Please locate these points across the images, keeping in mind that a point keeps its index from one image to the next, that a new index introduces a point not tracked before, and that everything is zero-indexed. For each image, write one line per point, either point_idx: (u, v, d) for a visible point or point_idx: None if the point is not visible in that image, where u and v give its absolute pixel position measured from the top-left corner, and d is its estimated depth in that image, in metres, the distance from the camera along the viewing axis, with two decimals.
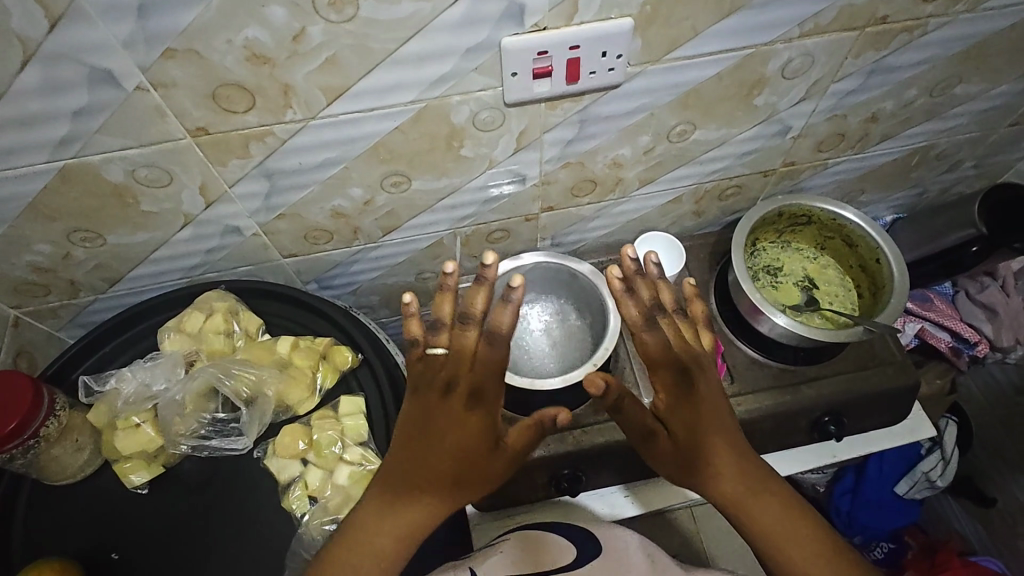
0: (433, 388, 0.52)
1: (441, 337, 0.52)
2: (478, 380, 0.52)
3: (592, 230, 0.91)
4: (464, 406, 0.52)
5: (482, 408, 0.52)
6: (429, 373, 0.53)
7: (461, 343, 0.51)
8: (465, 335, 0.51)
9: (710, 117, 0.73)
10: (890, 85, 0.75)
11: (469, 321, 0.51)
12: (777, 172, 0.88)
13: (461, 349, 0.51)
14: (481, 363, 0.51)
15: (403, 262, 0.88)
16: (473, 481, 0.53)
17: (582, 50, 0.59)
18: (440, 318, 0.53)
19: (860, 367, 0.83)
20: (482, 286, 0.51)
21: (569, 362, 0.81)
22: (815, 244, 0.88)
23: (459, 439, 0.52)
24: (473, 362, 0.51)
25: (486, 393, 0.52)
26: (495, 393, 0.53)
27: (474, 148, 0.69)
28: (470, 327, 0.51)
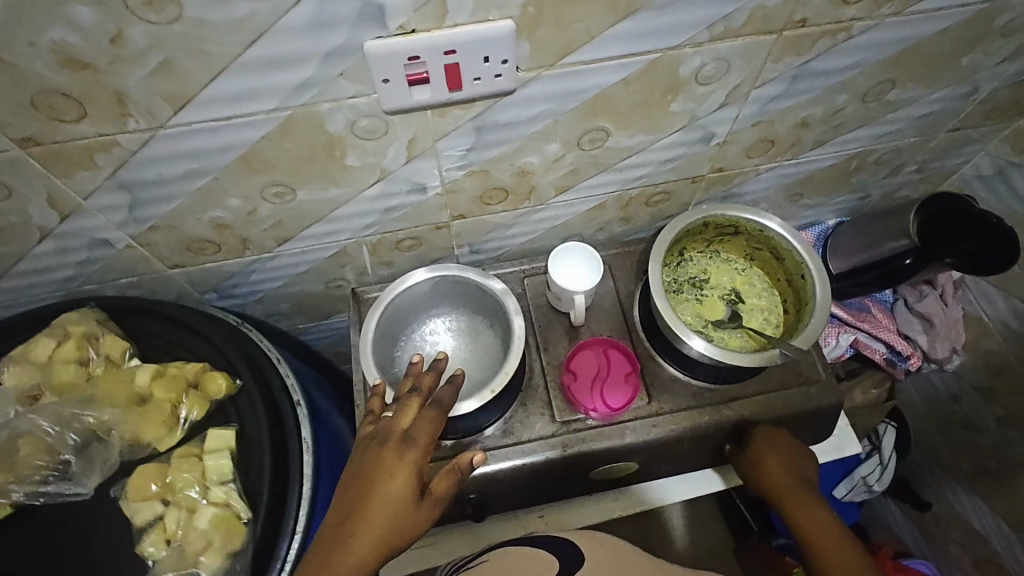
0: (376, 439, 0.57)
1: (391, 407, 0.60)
2: (413, 427, 0.58)
3: (513, 237, 0.86)
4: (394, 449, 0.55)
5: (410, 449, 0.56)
6: (374, 433, 0.57)
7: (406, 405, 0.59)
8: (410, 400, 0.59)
9: (623, 123, 0.68)
10: (818, 90, 0.70)
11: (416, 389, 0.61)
12: (707, 178, 0.83)
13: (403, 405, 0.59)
14: (422, 421, 0.59)
15: (308, 272, 0.83)
16: (395, 528, 0.54)
17: (460, 55, 0.53)
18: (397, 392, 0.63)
19: (782, 387, 0.80)
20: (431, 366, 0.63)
21: (487, 367, 0.76)
22: (744, 255, 0.84)
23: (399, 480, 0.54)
24: (415, 417, 0.59)
25: (416, 444, 0.56)
26: (424, 443, 0.57)
27: (360, 157, 0.63)
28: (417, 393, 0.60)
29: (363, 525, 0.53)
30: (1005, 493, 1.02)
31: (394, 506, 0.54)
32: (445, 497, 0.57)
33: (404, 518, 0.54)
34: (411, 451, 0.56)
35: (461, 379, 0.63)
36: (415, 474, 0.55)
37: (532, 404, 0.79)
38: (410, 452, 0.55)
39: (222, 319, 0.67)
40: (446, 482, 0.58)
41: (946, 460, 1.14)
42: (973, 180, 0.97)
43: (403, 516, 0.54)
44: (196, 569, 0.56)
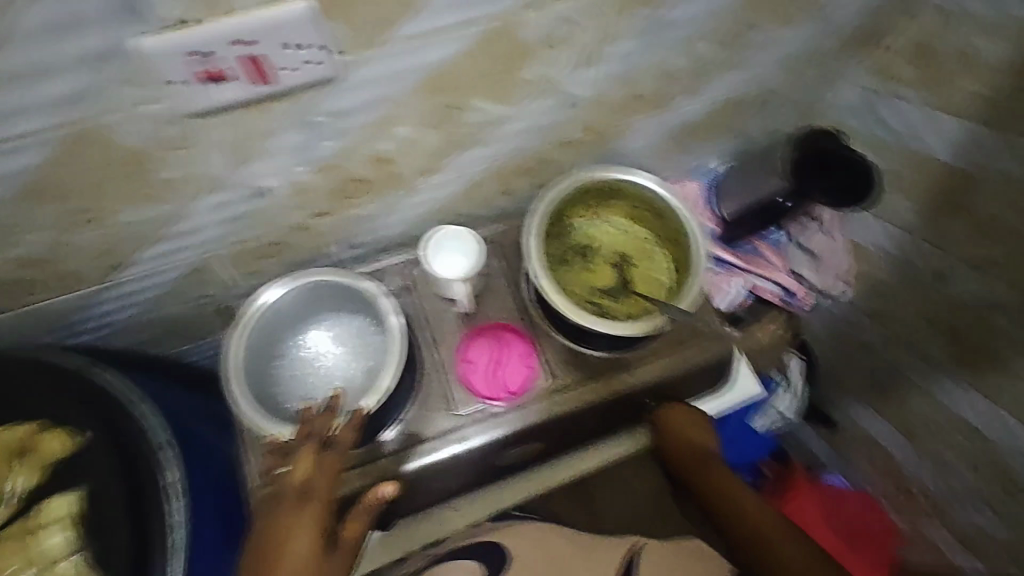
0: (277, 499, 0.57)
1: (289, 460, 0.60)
2: (309, 480, 0.58)
3: (390, 226, 0.80)
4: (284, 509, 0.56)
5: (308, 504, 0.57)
6: (272, 492, 0.59)
7: (301, 457, 0.59)
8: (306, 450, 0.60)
9: (476, 98, 0.62)
10: (675, 41, 0.67)
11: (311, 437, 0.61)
12: (583, 141, 0.79)
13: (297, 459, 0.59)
14: (320, 470, 0.59)
15: (168, 294, 0.75)
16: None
17: (256, 45, 0.46)
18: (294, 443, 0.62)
19: (677, 345, 0.80)
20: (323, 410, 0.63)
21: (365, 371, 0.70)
22: (629, 216, 0.82)
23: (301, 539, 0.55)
24: (312, 468, 0.59)
25: (314, 496, 0.58)
26: (323, 491, 0.59)
27: (178, 168, 0.55)
28: (312, 441, 0.61)
29: None
30: (894, 406, 1.10)
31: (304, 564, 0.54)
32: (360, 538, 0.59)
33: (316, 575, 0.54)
34: (308, 505, 0.57)
35: (359, 417, 0.63)
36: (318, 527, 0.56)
37: (428, 400, 0.76)
38: (305, 510, 0.57)
39: (63, 366, 0.61)
40: (356, 526, 0.58)
41: (845, 379, 1.21)
42: (845, 111, 0.98)
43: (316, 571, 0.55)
44: None
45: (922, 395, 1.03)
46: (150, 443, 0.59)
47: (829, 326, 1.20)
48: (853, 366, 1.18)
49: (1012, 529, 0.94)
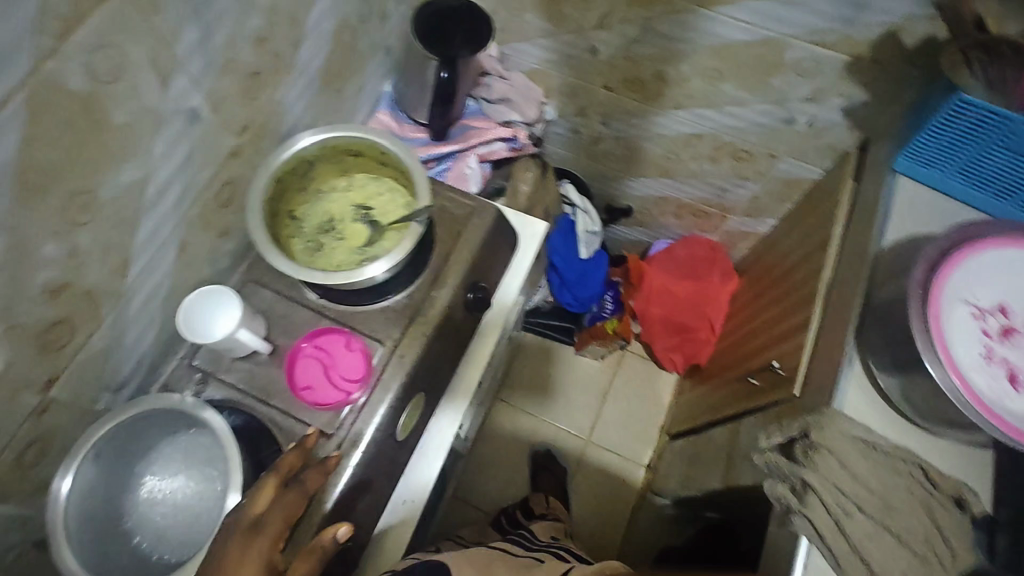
0: (244, 522, 0.59)
1: (271, 479, 0.63)
2: (269, 512, 0.61)
3: (139, 342, 0.73)
4: (241, 538, 0.58)
5: (259, 535, 0.59)
6: (224, 524, 0.60)
7: (264, 488, 0.62)
8: (270, 480, 0.63)
9: (87, 170, 0.57)
10: (232, 6, 0.66)
11: (284, 471, 0.65)
12: (245, 143, 0.78)
13: (274, 487, 0.63)
14: (280, 505, 0.62)
15: None
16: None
17: None
18: (283, 464, 0.65)
19: (455, 237, 0.86)
20: (298, 449, 0.67)
21: (208, 478, 0.66)
22: (337, 172, 0.84)
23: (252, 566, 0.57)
24: (272, 501, 0.62)
25: (265, 532, 0.59)
26: (277, 526, 0.60)
27: None
28: (276, 473, 0.64)
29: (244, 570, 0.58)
30: (646, 161, 1.29)
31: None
32: None
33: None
34: (259, 540, 0.59)
35: (333, 465, 0.68)
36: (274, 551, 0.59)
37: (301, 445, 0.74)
38: (254, 543, 0.58)
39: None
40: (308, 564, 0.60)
41: (608, 172, 1.39)
42: None
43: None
44: None
45: (652, 140, 1.21)
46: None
47: (567, 144, 1.35)
48: (603, 157, 1.34)
49: (761, 177, 1.17)
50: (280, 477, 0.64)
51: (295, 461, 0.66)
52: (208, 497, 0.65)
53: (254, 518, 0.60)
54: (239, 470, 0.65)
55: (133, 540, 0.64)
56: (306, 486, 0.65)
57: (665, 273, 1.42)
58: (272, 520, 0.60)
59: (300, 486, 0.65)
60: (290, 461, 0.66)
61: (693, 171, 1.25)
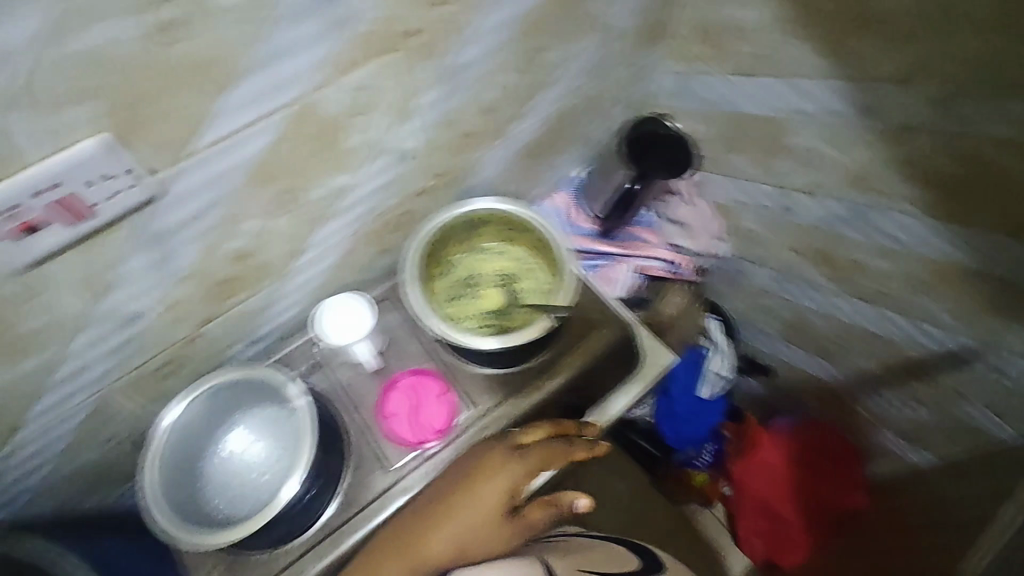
0: (508, 442, 0.76)
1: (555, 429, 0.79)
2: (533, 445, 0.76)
3: (284, 311, 0.84)
4: (506, 453, 0.75)
5: (514, 458, 0.75)
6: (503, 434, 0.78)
7: (541, 426, 0.78)
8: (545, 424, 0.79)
9: (309, 174, 0.68)
10: (476, 82, 0.76)
11: (558, 434, 0.78)
12: (436, 185, 0.87)
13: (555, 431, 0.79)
14: (540, 450, 0.76)
15: (73, 445, 0.75)
16: (471, 533, 0.70)
17: (65, 187, 0.48)
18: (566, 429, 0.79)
19: (580, 338, 0.85)
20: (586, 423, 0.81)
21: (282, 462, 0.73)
22: (501, 238, 0.89)
23: (491, 485, 0.73)
24: (538, 439, 0.77)
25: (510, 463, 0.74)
26: (539, 462, 0.75)
27: (38, 318, 0.58)
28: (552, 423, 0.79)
29: (490, 470, 0.74)
30: (809, 334, 1.17)
31: (488, 503, 0.72)
32: (538, 521, 0.72)
33: (482, 526, 0.71)
34: (513, 462, 0.74)
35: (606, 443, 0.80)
36: (512, 482, 0.73)
37: (362, 464, 0.78)
38: (500, 461, 0.75)
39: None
40: (539, 512, 0.72)
41: (763, 327, 1.29)
42: (667, 96, 1.09)
43: (491, 520, 0.71)
44: None
45: (825, 317, 1.10)
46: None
47: (732, 282, 1.28)
48: (764, 312, 1.25)
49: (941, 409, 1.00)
50: (557, 429, 0.79)
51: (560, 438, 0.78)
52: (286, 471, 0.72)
53: (521, 445, 0.76)
54: (307, 456, 0.70)
55: (202, 480, 0.73)
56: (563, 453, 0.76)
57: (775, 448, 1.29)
58: (526, 457, 0.75)
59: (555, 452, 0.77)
60: (511, 387, 0.83)
61: (860, 367, 1.11)
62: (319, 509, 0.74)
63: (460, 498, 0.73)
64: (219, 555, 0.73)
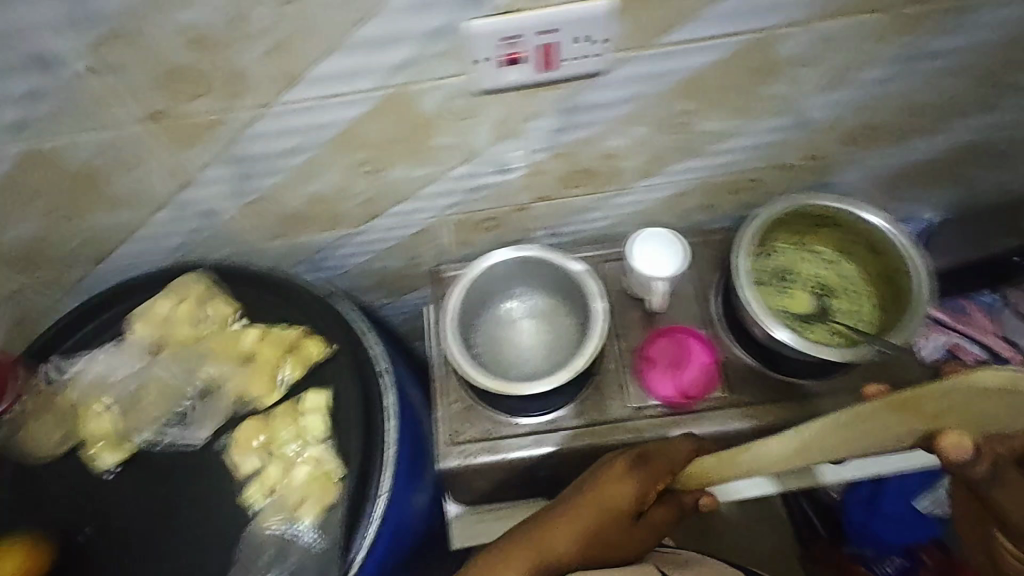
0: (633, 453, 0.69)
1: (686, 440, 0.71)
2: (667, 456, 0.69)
3: (592, 221, 0.86)
4: (633, 458, 0.68)
5: (644, 466, 0.67)
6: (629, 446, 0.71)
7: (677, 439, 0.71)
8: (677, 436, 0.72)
9: (718, 105, 0.66)
10: (926, 76, 0.67)
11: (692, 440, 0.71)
12: (798, 166, 0.80)
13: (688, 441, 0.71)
14: (671, 454, 0.69)
15: (390, 250, 0.86)
16: (605, 544, 0.65)
17: (559, 35, 0.52)
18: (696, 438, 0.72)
19: (873, 387, 0.77)
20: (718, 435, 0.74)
21: (552, 352, 0.80)
22: (837, 250, 0.81)
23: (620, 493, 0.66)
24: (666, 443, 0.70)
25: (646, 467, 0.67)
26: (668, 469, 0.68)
27: (451, 136, 0.65)
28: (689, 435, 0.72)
29: (619, 479, 0.67)
30: None
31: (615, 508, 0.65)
32: (664, 521, 0.67)
33: (615, 533, 0.65)
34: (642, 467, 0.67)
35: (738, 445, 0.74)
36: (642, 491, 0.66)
37: (606, 389, 0.79)
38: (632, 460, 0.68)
39: (314, 288, 0.69)
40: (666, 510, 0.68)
41: None
42: None
43: (623, 527, 0.65)
44: (294, 519, 0.60)
45: None
46: (380, 398, 0.64)
47: None
48: None
49: None
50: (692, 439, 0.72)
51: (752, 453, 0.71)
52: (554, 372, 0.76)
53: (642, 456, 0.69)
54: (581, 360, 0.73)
55: (479, 329, 0.80)
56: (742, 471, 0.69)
57: None
58: (653, 471, 0.67)
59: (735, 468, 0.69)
60: (777, 395, 0.78)
61: None
62: (559, 404, 0.78)
63: (574, 514, 0.65)
64: (461, 397, 0.80)
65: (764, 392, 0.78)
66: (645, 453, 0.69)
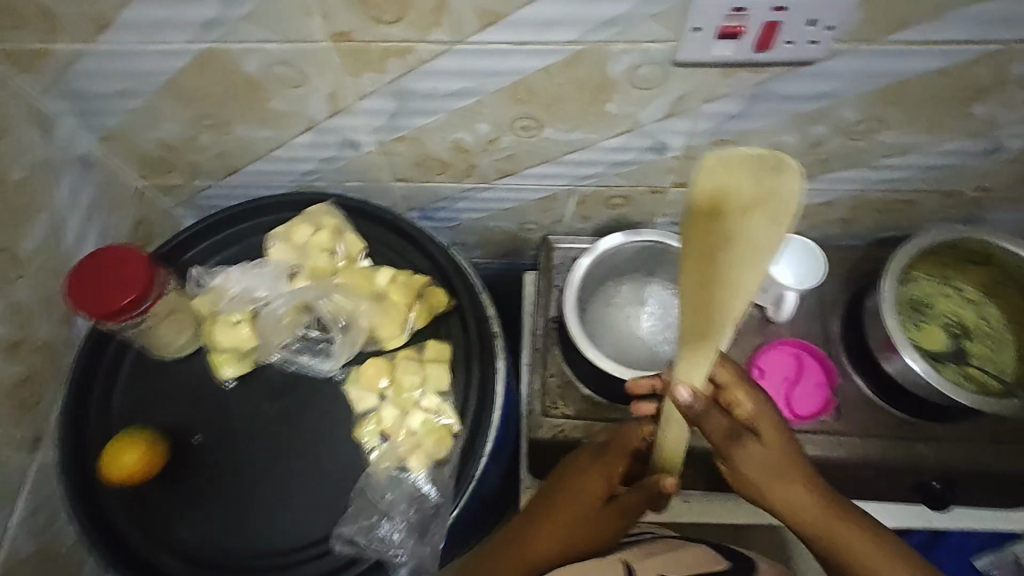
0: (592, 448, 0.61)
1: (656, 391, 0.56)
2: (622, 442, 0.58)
3: None
4: (591, 454, 0.61)
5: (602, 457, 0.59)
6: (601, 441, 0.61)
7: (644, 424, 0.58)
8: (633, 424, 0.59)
9: (911, 117, 0.62)
10: None
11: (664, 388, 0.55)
12: (962, 196, 0.75)
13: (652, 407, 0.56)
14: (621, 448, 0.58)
15: (508, 210, 0.84)
16: (561, 519, 0.58)
17: (788, 15, 0.49)
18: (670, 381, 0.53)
19: (995, 441, 0.73)
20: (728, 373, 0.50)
21: (662, 343, 0.76)
22: (981, 289, 0.76)
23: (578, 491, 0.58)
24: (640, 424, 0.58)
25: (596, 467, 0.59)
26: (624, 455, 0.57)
27: (622, 105, 0.62)
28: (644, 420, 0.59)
29: (570, 473, 0.60)
30: None
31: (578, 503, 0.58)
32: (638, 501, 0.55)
33: (585, 519, 0.57)
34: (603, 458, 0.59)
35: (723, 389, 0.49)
36: (602, 479, 0.58)
37: None
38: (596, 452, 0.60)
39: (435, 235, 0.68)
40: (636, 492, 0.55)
41: None
42: None
43: (584, 505, 0.57)
44: (406, 468, 0.59)
45: None
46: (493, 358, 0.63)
47: None
48: None
49: None
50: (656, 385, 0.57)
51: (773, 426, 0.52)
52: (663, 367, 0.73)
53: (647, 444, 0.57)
54: None
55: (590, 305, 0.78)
56: (743, 445, 0.51)
57: None
58: (608, 465, 0.58)
59: (741, 436, 0.50)
60: (892, 431, 0.74)
61: None
62: None
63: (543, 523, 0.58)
64: (560, 372, 0.78)
65: (878, 424, 0.74)
66: (603, 446, 0.60)
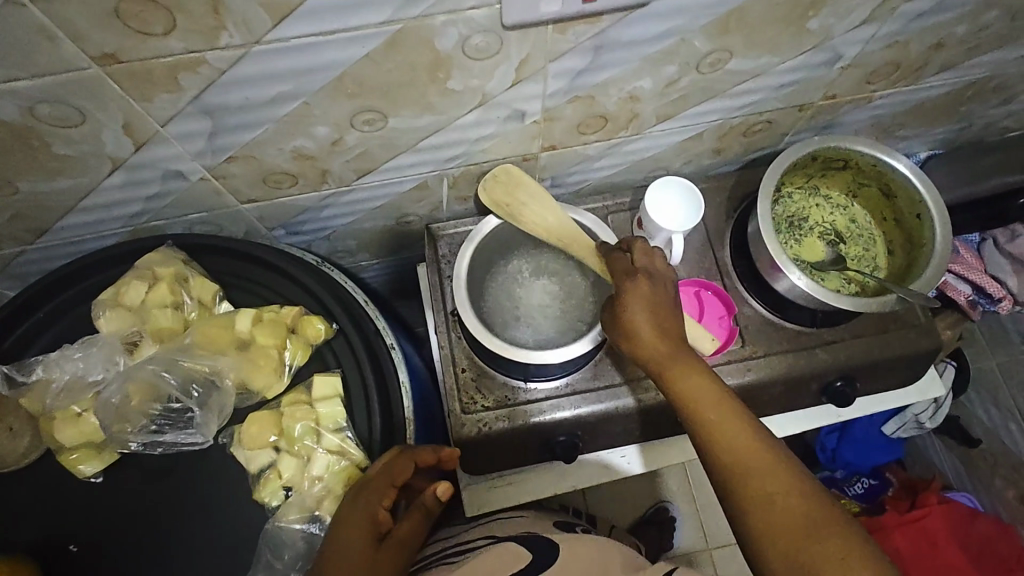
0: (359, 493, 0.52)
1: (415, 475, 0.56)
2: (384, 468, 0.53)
3: (599, 170, 0.80)
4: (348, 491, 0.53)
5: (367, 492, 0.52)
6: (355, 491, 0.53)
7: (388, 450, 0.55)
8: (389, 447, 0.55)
9: (753, 42, 0.61)
10: (961, 9, 0.65)
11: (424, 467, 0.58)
12: (815, 106, 0.76)
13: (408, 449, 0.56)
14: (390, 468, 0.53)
15: (380, 208, 0.77)
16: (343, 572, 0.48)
17: None
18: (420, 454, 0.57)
19: (880, 331, 0.78)
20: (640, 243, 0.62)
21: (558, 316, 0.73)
22: (846, 192, 0.80)
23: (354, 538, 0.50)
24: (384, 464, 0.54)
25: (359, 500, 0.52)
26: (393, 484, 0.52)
27: (464, 79, 0.56)
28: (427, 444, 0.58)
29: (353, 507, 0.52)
30: None
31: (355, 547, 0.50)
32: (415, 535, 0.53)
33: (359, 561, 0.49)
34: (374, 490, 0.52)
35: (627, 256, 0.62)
36: (375, 514, 0.51)
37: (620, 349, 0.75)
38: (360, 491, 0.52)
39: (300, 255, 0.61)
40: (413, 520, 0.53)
41: None
42: None
43: (359, 554, 0.49)
44: (317, 517, 0.55)
45: None
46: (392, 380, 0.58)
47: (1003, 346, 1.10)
48: None
49: None
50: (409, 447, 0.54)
51: (660, 289, 0.58)
52: (574, 338, 0.72)
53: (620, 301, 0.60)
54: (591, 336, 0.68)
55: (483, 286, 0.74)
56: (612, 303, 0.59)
57: (959, 514, 0.99)
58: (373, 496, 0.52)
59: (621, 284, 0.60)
60: (792, 344, 0.77)
61: None
62: (575, 368, 0.73)
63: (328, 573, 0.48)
64: (470, 365, 0.74)
65: (779, 341, 0.77)
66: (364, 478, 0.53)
